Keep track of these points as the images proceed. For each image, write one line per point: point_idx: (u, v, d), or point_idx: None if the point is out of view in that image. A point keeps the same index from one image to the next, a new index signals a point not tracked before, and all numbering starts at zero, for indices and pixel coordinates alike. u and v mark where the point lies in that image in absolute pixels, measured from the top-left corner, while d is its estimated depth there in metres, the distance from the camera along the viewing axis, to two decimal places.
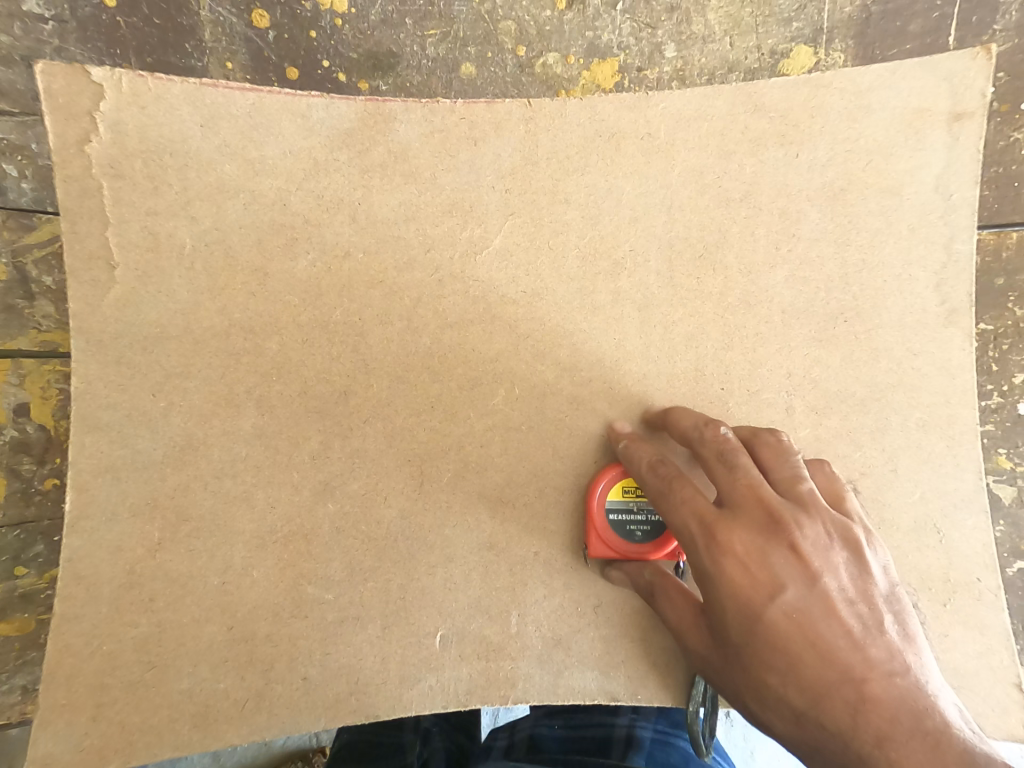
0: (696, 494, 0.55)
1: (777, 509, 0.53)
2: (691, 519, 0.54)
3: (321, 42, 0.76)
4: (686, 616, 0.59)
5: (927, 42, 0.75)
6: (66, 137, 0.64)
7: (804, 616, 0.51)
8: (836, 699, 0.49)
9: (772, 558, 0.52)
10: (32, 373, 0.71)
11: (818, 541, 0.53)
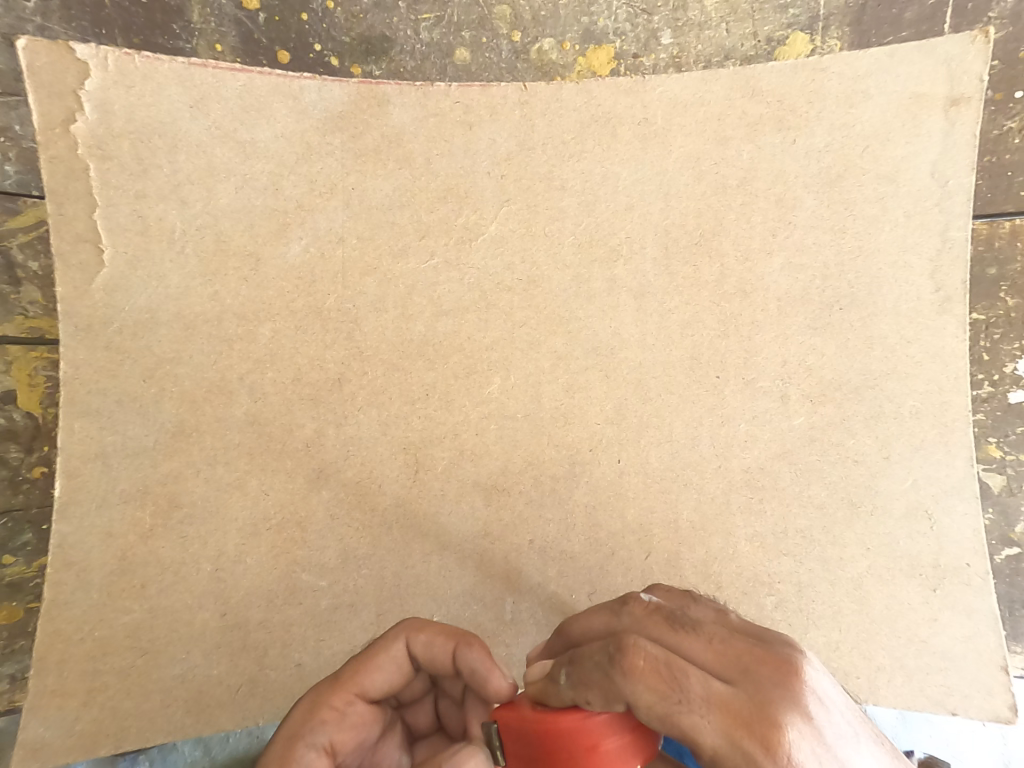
0: (707, 683, 0.37)
1: (780, 650, 0.40)
2: (725, 717, 0.36)
3: (313, 25, 0.75)
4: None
5: (923, 29, 0.74)
6: (51, 116, 0.62)
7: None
8: None
9: (826, 732, 0.36)
10: (19, 360, 0.70)
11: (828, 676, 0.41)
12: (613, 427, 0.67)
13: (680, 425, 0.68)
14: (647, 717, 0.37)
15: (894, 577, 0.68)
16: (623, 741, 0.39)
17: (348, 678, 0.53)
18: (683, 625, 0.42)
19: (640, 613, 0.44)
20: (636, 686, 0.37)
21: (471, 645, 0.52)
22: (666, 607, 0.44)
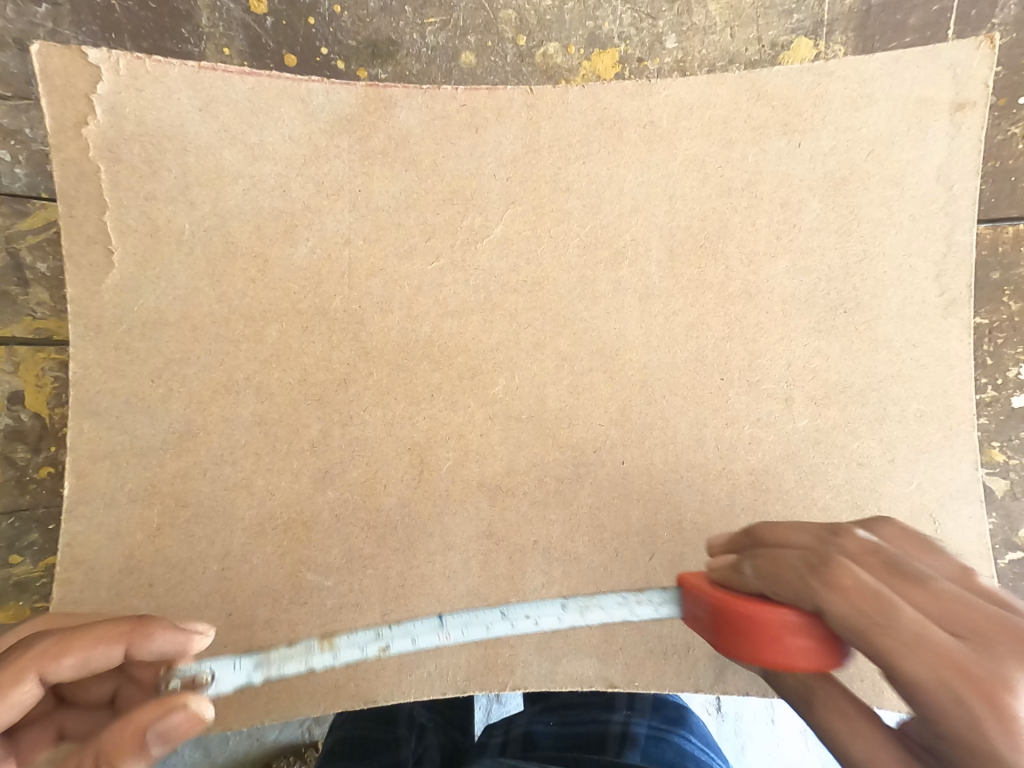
0: (836, 605, 0.43)
1: (823, 583, 0.44)
2: (876, 637, 0.40)
3: (320, 29, 0.76)
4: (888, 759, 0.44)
5: (927, 34, 0.76)
6: (63, 119, 0.63)
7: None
8: None
9: None
10: (26, 361, 0.71)
11: (882, 602, 0.41)
12: (617, 428, 0.68)
13: (685, 425, 0.68)
14: (892, 675, 0.39)
15: None
16: (809, 640, 0.45)
17: (134, 711, 0.44)
18: (938, 586, 0.42)
19: (915, 564, 0.44)
20: (918, 652, 0.38)
21: (148, 632, 0.48)
22: (887, 552, 0.46)
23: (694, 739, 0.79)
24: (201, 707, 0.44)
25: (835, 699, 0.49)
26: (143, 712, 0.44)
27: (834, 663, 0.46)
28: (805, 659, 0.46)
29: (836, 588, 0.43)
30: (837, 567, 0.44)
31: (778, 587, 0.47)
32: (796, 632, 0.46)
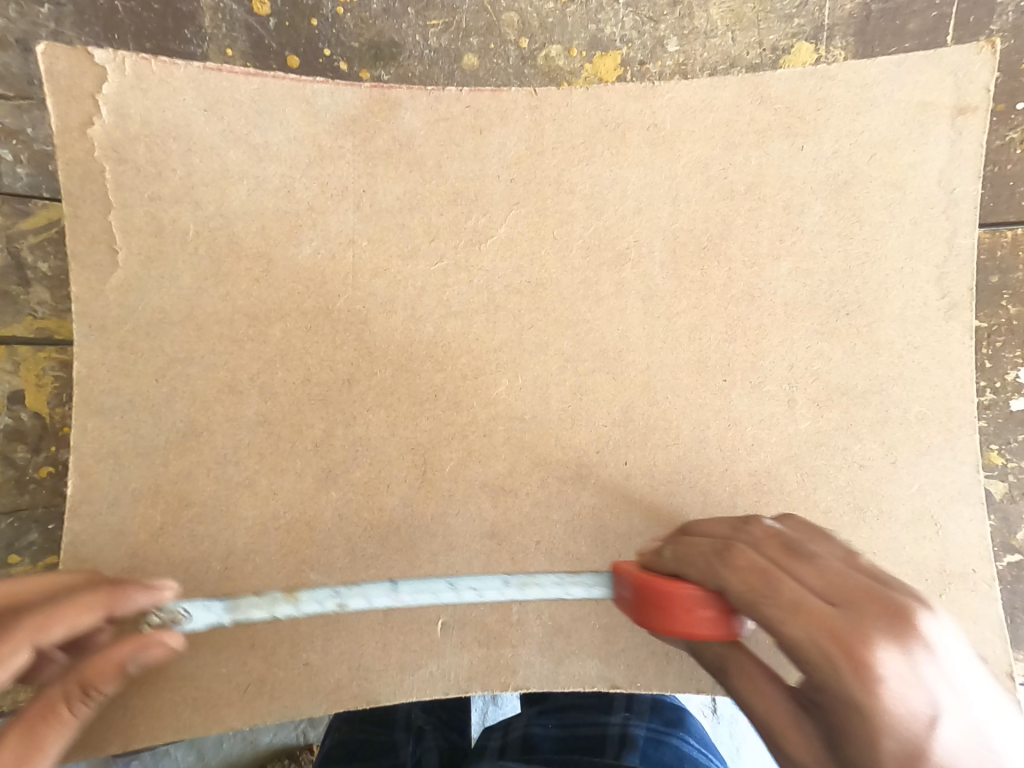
0: (734, 581, 0.51)
1: (728, 563, 0.52)
2: (763, 605, 0.48)
3: (322, 30, 0.77)
4: (783, 712, 0.50)
5: (925, 40, 0.77)
6: (68, 119, 0.63)
7: (962, 750, 0.42)
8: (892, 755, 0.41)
9: (919, 667, 0.43)
10: (28, 361, 0.72)
11: (773, 579, 0.49)
12: (620, 429, 0.68)
13: (687, 427, 0.68)
14: (776, 637, 0.47)
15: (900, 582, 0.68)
16: (710, 613, 0.52)
17: (109, 647, 0.54)
18: (820, 568, 0.50)
19: (807, 550, 0.52)
20: (794, 618, 0.46)
21: (124, 594, 0.55)
22: (788, 540, 0.54)
23: (693, 741, 0.79)
24: (169, 637, 0.56)
25: (747, 670, 0.53)
26: (119, 650, 0.54)
27: (733, 630, 0.53)
28: (706, 629, 0.52)
29: (735, 569, 0.51)
30: (742, 553, 0.52)
31: (690, 569, 0.54)
32: (700, 604, 0.52)
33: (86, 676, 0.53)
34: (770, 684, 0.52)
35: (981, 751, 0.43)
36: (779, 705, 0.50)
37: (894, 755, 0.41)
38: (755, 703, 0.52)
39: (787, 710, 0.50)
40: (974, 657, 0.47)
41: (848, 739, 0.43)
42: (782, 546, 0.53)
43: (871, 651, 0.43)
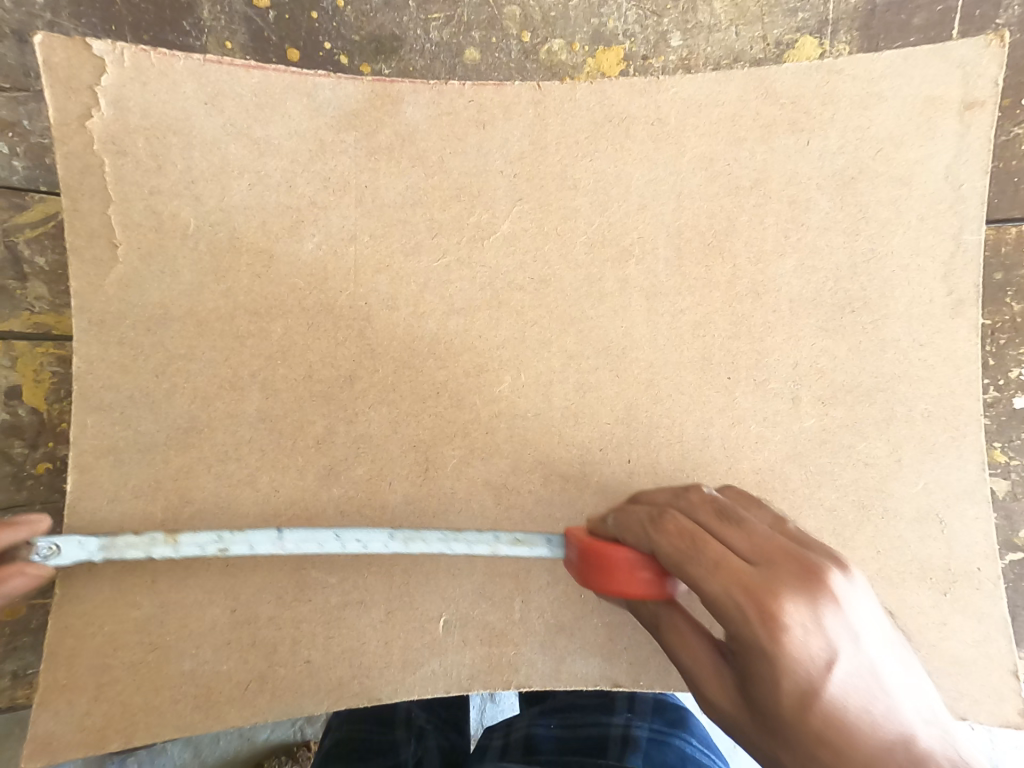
0: (662, 543, 0.52)
1: (661, 527, 0.53)
2: (687, 564, 0.49)
3: (323, 23, 0.76)
4: (707, 664, 0.50)
5: (930, 35, 0.77)
6: (67, 111, 0.62)
7: (855, 690, 0.44)
8: (793, 697, 0.43)
9: (822, 617, 0.45)
10: (24, 356, 0.71)
11: (698, 540, 0.50)
12: (623, 427, 0.67)
13: (691, 424, 0.68)
14: (697, 593, 0.48)
15: (905, 580, 0.68)
16: (646, 575, 0.54)
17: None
18: (747, 531, 0.51)
19: (739, 516, 0.54)
20: (713, 574, 0.47)
21: None
22: (723, 506, 0.55)
23: (696, 742, 0.79)
24: (30, 569, 0.54)
25: (678, 626, 0.54)
26: None
27: (672, 591, 0.55)
28: (643, 590, 0.54)
29: (664, 532, 0.52)
30: (673, 518, 0.54)
31: (628, 535, 0.56)
32: (638, 566, 0.54)
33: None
34: (699, 639, 0.52)
35: (877, 691, 0.45)
36: (704, 660, 0.50)
37: (791, 693, 0.43)
38: (683, 659, 0.52)
39: (711, 663, 0.50)
40: (878, 606, 0.49)
41: (754, 681, 0.45)
42: (716, 511, 0.54)
43: (780, 602, 0.44)
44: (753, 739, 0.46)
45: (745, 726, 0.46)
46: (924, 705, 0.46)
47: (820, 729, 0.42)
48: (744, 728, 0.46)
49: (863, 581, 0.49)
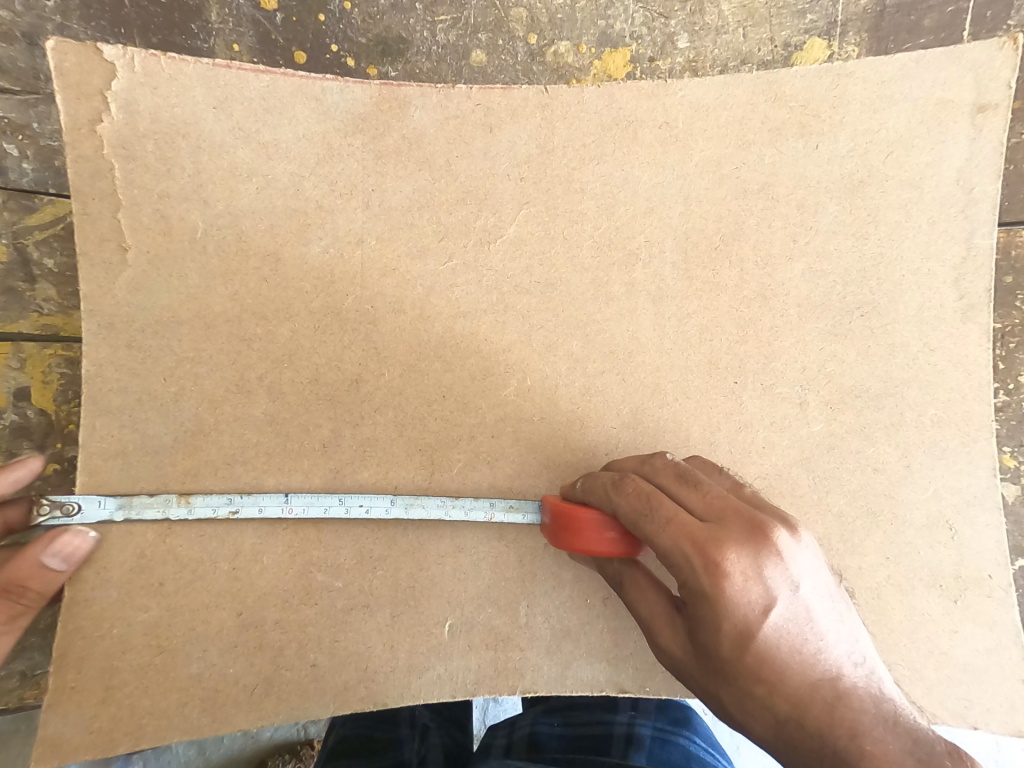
0: (622, 502, 0.55)
1: (623, 487, 0.55)
2: (644, 521, 0.52)
3: (330, 25, 0.76)
4: (660, 611, 0.54)
5: (941, 36, 0.76)
6: (78, 116, 0.62)
7: (788, 633, 0.49)
8: (730, 636, 0.48)
9: (763, 568, 0.49)
10: (33, 357, 0.72)
11: (655, 498, 0.53)
12: (629, 431, 0.67)
13: (698, 428, 0.67)
14: (652, 548, 0.52)
15: (914, 587, 0.68)
16: (609, 535, 0.57)
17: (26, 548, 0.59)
18: (704, 491, 0.54)
19: (697, 476, 0.56)
20: (667, 529, 0.51)
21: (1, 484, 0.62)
22: (684, 468, 0.57)
23: (699, 739, 0.79)
24: (81, 529, 0.61)
25: (637, 582, 0.57)
26: (35, 548, 0.59)
27: (637, 551, 0.57)
28: (608, 549, 0.57)
29: (624, 491, 0.55)
30: (633, 478, 0.56)
31: (594, 496, 0.58)
32: (605, 525, 0.57)
33: (12, 577, 0.58)
34: (655, 591, 0.56)
35: (804, 630, 0.50)
36: (658, 606, 0.55)
37: (730, 635, 0.48)
38: (639, 606, 0.56)
39: (665, 611, 0.54)
40: (817, 556, 0.53)
41: (700, 624, 0.49)
42: (676, 472, 0.57)
43: (725, 555, 0.48)
44: (694, 671, 0.51)
45: (689, 664, 0.52)
46: (846, 640, 0.52)
47: (753, 663, 0.48)
48: (687, 663, 0.51)
49: (806, 535, 0.53)
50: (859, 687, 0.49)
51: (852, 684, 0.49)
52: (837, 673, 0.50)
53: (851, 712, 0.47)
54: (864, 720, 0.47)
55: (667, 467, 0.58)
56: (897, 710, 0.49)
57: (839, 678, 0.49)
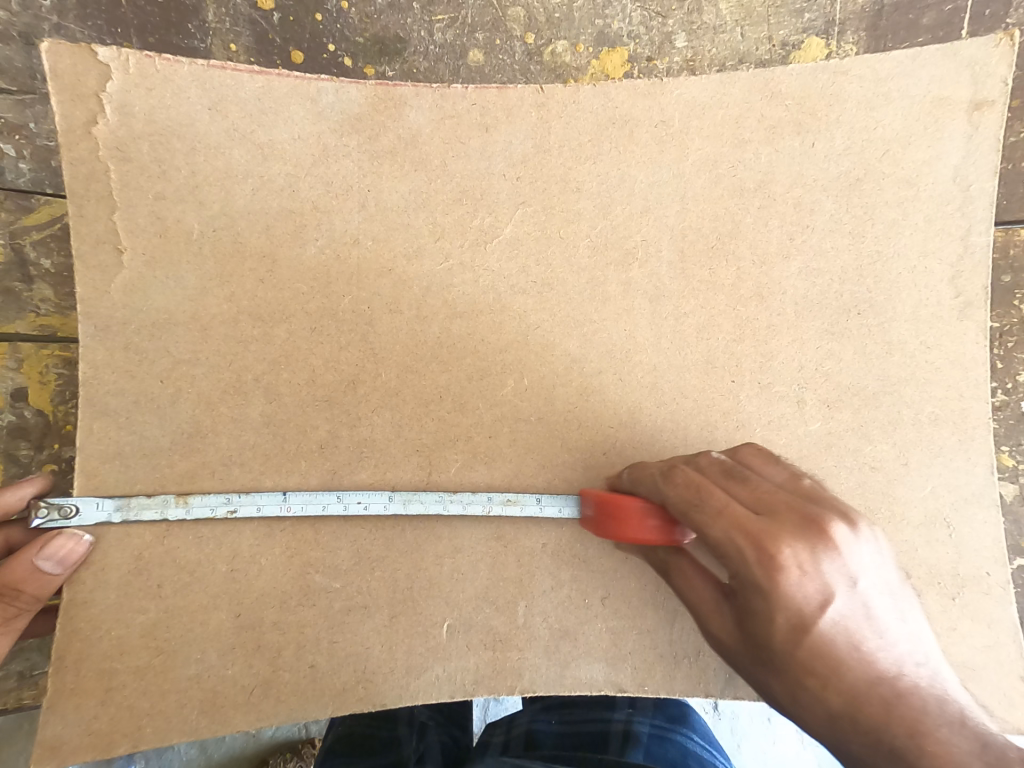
0: (672, 493, 0.56)
1: (673, 478, 0.57)
2: (695, 510, 0.54)
3: (327, 25, 0.76)
4: (708, 599, 0.57)
5: (939, 35, 0.76)
6: (72, 117, 0.62)
7: (846, 628, 0.49)
8: (784, 627, 0.49)
9: (818, 561, 0.49)
10: (30, 358, 0.72)
11: (705, 489, 0.54)
12: (627, 431, 0.67)
13: (695, 428, 0.67)
14: (702, 537, 0.53)
15: (912, 585, 0.68)
16: (652, 524, 0.59)
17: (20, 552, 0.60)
18: (755, 485, 0.54)
19: (747, 471, 0.57)
20: (718, 519, 0.52)
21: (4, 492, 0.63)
22: (735, 463, 0.58)
23: (697, 737, 0.79)
24: (77, 533, 0.61)
25: (685, 571, 0.60)
26: (26, 552, 0.59)
27: (681, 539, 0.59)
28: (653, 537, 0.59)
29: (674, 482, 0.57)
30: (683, 470, 0.57)
31: (642, 487, 0.61)
32: (648, 513, 0.59)
33: (8, 581, 0.59)
34: (701, 580, 0.58)
35: (862, 625, 0.49)
36: (706, 594, 0.57)
37: (783, 626, 0.49)
38: (687, 593, 0.59)
39: (713, 599, 0.56)
40: (880, 552, 0.52)
41: (752, 614, 0.50)
42: (729, 466, 0.57)
43: (780, 547, 0.48)
44: (744, 660, 0.53)
45: (739, 652, 0.53)
46: (908, 639, 0.51)
47: (805, 655, 0.48)
48: (735, 650, 0.53)
49: (869, 529, 0.52)
50: (920, 687, 0.48)
51: (913, 684, 0.48)
52: (897, 672, 0.49)
53: (910, 712, 0.47)
54: (926, 720, 0.46)
55: (720, 461, 0.59)
56: (962, 712, 0.47)
57: (898, 677, 0.49)
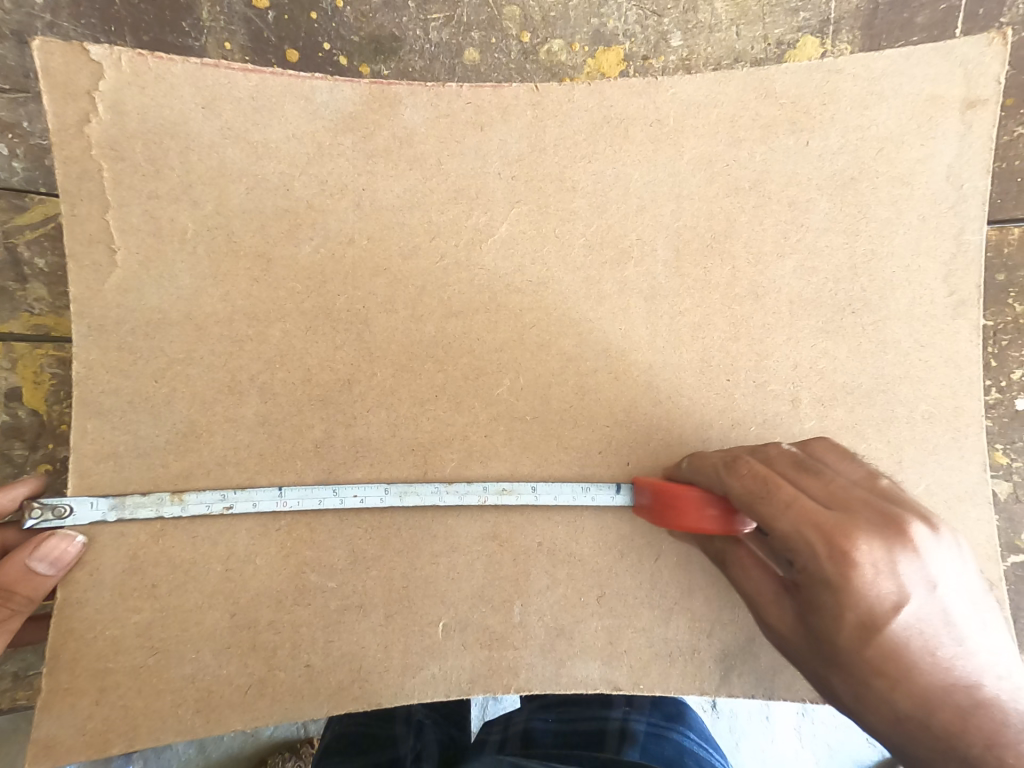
0: (737, 484, 0.57)
1: (738, 468, 0.58)
2: (761, 503, 0.54)
3: (322, 24, 0.76)
4: (767, 590, 0.59)
5: (934, 34, 0.76)
6: (65, 116, 0.62)
7: (920, 631, 0.50)
8: (854, 625, 0.50)
9: (892, 560, 0.50)
10: (24, 357, 0.72)
11: (772, 481, 0.55)
12: (622, 429, 0.67)
13: (691, 426, 0.67)
14: (768, 530, 0.54)
15: None
16: (711, 512, 0.60)
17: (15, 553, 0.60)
18: (827, 480, 0.55)
19: (817, 465, 0.57)
20: (788, 513, 0.53)
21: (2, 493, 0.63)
22: (804, 456, 0.58)
23: (693, 735, 0.79)
24: (70, 534, 0.61)
25: (743, 561, 0.62)
26: (19, 553, 0.60)
27: (740, 528, 0.60)
28: (711, 526, 0.60)
29: (740, 473, 0.57)
30: (747, 461, 0.58)
31: (702, 476, 0.61)
32: (706, 502, 0.60)
33: (4, 581, 0.60)
34: (759, 573, 0.60)
35: (939, 631, 0.50)
36: (763, 586, 0.59)
37: (853, 624, 0.50)
38: (745, 584, 0.61)
39: (772, 592, 0.59)
40: (960, 558, 0.52)
41: (818, 609, 0.51)
42: (798, 459, 0.58)
43: (852, 545, 0.49)
44: (805, 654, 0.55)
45: (800, 646, 0.55)
46: (988, 650, 0.51)
47: (875, 655, 0.49)
48: (797, 645, 0.55)
49: (947, 533, 0.53)
50: (999, 699, 0.49)
51: (992, 695, 0.49)
52: (974, 681, 0.50)
53: (988, 721, 0.48)
54: (1004, 730, 0.47)
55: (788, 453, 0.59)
56: None
57: (975, 686, 0.49)
